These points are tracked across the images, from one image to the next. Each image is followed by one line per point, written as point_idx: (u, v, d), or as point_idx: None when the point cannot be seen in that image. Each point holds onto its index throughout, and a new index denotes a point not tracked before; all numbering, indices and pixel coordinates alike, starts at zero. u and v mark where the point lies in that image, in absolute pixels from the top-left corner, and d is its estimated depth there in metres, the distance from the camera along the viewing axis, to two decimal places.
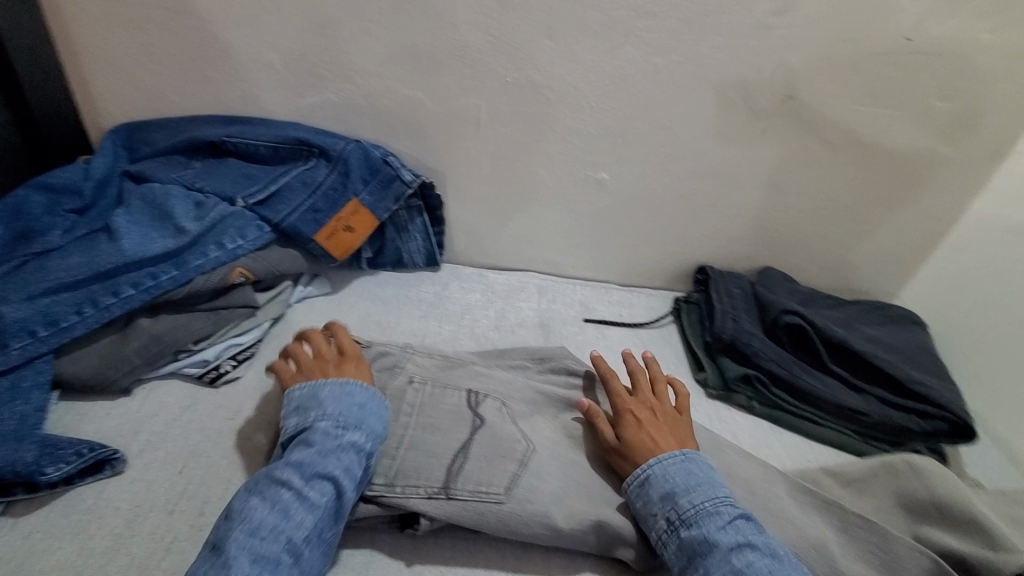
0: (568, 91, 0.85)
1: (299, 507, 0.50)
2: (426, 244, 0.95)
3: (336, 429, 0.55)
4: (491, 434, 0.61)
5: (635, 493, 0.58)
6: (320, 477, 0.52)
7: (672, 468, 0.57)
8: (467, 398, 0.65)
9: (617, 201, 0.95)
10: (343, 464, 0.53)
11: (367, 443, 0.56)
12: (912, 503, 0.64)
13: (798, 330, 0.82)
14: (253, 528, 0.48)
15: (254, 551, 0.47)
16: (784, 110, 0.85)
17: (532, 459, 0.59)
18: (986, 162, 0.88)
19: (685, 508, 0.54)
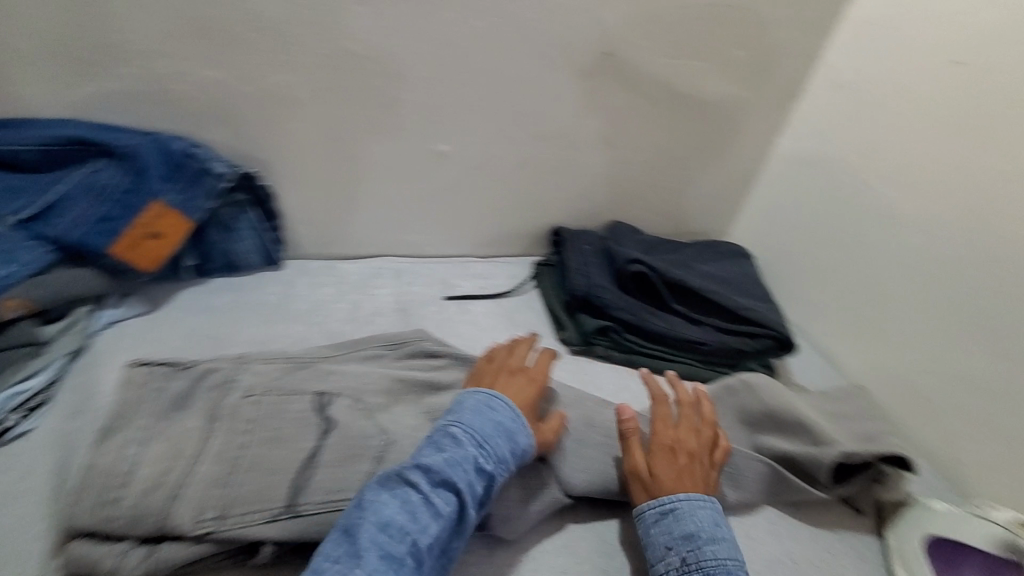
0: (391, 61, 0.80)
1: (425, 512, 0.48)
2: (259, 242, 0.86)
3: (478, 447, 0.53)
4: (342, 434, 0.56)
5: (654, 518, 0.56)
6: (450, 487, 0.49)
7: (699, 514, 0.56)
8: (315, 401, 0.60)
9: (462, 173, 0.92)
10: (467, 478, 0.50)
11: (503, 460, 0.54)
12: (748, 417, 0.71)
13: (642, 276, 0.86)
14: (383, 524, 0.46)
15: (383, 549, 0.45)
16: (606, 67, 0.88)
17: (388, 452, 0.56)
18: (783, 101, 0.99)
19: (706, 556, 0.53)
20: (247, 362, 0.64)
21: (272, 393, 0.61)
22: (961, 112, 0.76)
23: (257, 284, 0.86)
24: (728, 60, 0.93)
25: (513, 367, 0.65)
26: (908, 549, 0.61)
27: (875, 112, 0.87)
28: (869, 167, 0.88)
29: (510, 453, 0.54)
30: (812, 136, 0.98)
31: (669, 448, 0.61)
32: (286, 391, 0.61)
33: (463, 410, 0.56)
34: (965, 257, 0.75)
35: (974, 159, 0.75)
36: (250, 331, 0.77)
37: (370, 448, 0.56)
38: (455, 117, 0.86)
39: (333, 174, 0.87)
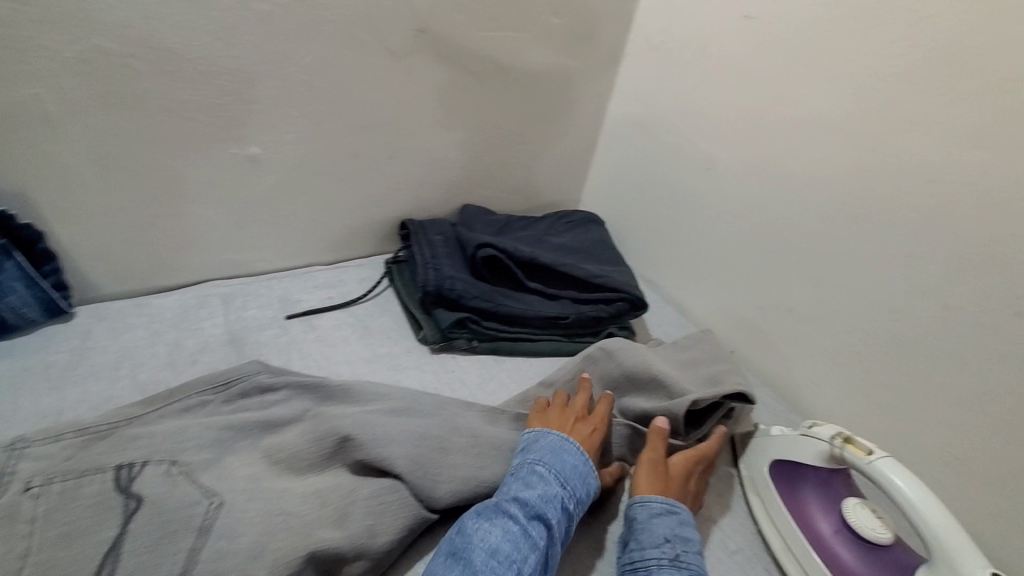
0: (162, 56, 0.66)
1: (525, 544, 0.48)
2: (34, 292, 0.70)
3: (559, 473, 0.55)
4: (155, 511, 0.47)
5: (658, 507, 0.58)
6: (547, 515, 0.51)
7: (693, 527, 0.57)
8: (115, 477, 0.49)
9: (283, 177, 0.82)
10: (563, 502, 0.53)
11: (584, 486, 0.56)
12: (610, 383, 0.72)
13: (493, 260, 0.85)
14: (490, 551, 0.47)
15: (494, 573, 0.45)
16: (420, 46, 0.82)
17: (217, 518, 0.48)
18: (605, 66, 1.01)
19: (688, 560, 0.53)
20: (22, 449, 0.51)
21: (55, 482, 0.48)
22: (753, 63, 0.81)
23: (42, 343, 0.70)
24: (545, 29, 0.91)
25: (578, 414, 0.65)
26: (758, 476, 0.66)
27: (686, 70, 0.91)
28: (688, 123, 0.92)
29: (588, 477, 0.57)
30: (636, 98, 1.00)
31: (655, 462, 0.62)
32: (74, 475, 0.49)
33: (540, 449, 0.58)
34: (774, 198, 0.81)
35: (769, 107, 0.80)
36: (35, 404, 0.63)
37: (191, 522, 0.47)
38: (258, 115, 0.75)
39: (119, 198, 0.72)
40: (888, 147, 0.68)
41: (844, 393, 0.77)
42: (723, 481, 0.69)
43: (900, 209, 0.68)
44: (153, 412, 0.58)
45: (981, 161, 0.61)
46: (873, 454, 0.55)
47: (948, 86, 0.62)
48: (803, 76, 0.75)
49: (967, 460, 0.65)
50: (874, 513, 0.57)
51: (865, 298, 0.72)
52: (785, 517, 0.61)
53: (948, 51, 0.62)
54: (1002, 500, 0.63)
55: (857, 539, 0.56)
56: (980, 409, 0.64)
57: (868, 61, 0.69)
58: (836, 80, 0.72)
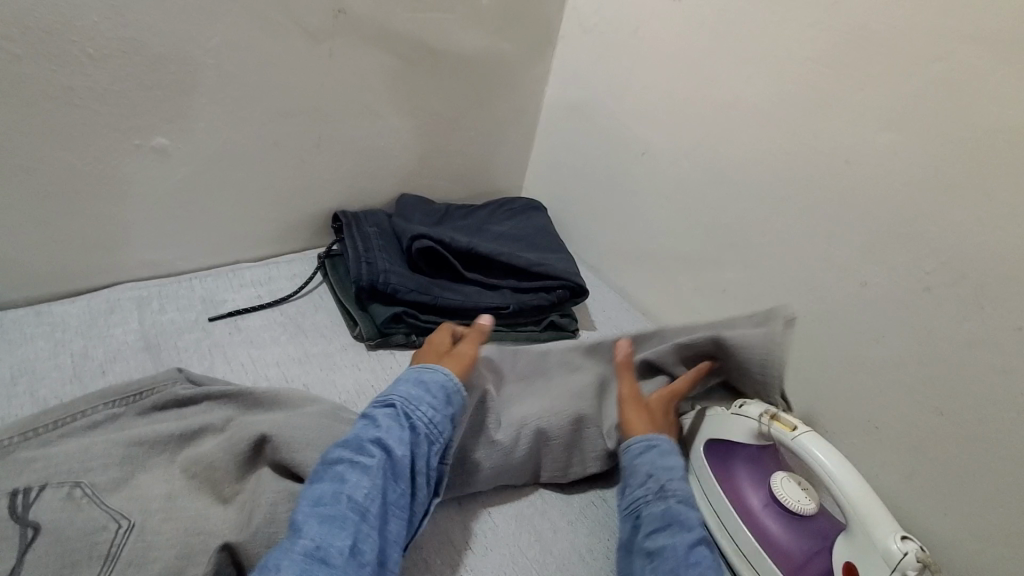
0: (40, 36, 0.60)
1: (352, 472, 0.49)
2: None
3: (384, 403, 0.56)
4: (57, 540, 0.43)
5: (637, 449, 0.61)
6: (369, 442, 0.51)
7: (677, 456, 0.61)
8: (9, 504, 0.44)
9: (197, 169, 0.76)
10: (393, 421, 0.54)
11: (417, 399, 0.56)
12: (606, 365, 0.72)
13: (430, 251, 0.83)
14: (315, 500, 0.47)
15: (320, 514, 0.46)
16: (341, 28, 0.77)
17: (125, 546, 0.45)
18: (539, 49, 0.99)
19: (670, 488, 0.57)
20: None
21: None
22: (681, 46, 0.81)
23: None
24: (475, 10, 0.88)
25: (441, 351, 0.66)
26: (695, 455, 0.67)
27: (619, 53, 0.90)
28: (622, 107, 0.92)
29: (423, 389, 0.57)
30: (572, 81, 0.99)
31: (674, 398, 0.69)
32: None
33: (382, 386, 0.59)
34: (705, 181, 0.82)
35: (698, 90, 0.81)
36: None
37: (96, 550, 0.44)
38: (164, 103, 0.70)
39: (6, 196, 0.65)
40: (807, 130, 0.70)
41: None
42: None
43: (821, 191, 0.70)
44: (52, 432, 0.52)
45: (891, 142, 0.63)
46: (798, 429, 0.58)
47: (862, 69, 0.64)
48: (729, 59, 0.76)
49: (882, 426, 0.70)
50: (799, 485, 0.60)
51: (790, 277, 0.75)
52: (718, 492, 0.63)
53: (860, 35, 0.64)
54: (913, 461, 0.67)
55: (782, 510, 0.59)
56: (894, 379, 0.67)
57: (788, 44, 0.70)
58: (759, 63, 0.73)
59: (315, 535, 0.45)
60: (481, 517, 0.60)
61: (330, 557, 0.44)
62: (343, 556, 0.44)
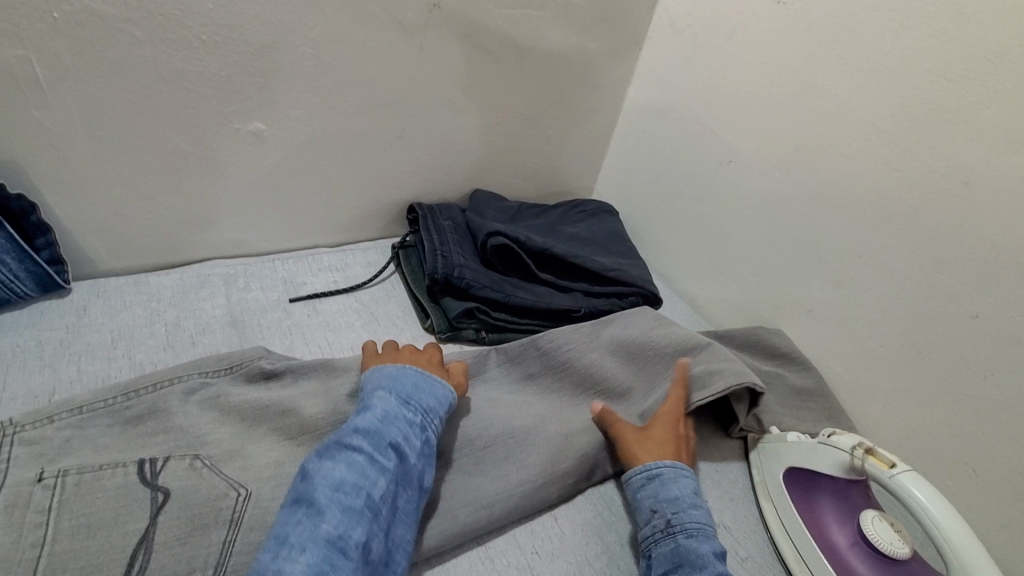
0: (160, 22, 0.63)
1: (373, 467, 0.47)
2: (26, 266, 0.66)
3: (402, 406, 0.54)
4: (185, 505, 0.45)
5: (641, 483, 0.58)
6: (390, 443, 0.50)
7: (682, 481, 0.57)
8: (138, 470, 0.47)
9: (288, 154, 0.79)
10: (411, 426, 0.52)
11: (434, 408, 0.56)
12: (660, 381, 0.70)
13: (505, 249, 0.82)
14: (335, 484, 0.45)
15: (342, 503, 0.44)
16: (434, 22, 0.78)
17: (246, 512, 0.47)
18: (625, 50, 0.97)
19: (675, 521, 0.54)
20: (13, 433, 0.47)
21: (81, 470, 0.45)
22: (783, 51, 0.77)
23: (32, 319, 0.67)
24: (565, 8, 0.87)
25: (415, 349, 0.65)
26: (771, 482, 0.64)
27: (712, 55, 0.87)
28: (710, 113, 0.88)
29: (436, 400, 0.57)
30: (656, 84, 0.97)
31: (678, 415, 0.64)
32: (97, 465, 0.46)
33: (381, 378, 0.57)
34: (798, 195, 0.78)
35: (797, 98, 0.77)
36: (23, 383, 0.60)
37: (221, 515, 0.46)
38: (263, 89, 0.72)
39: (116, 170, 0.69)
40: (921, 146, 0.65)
41: (861, 398, 0.75)
42: (731, 485, 0.67)
43: (932, 212, 0.65)
44: (150, 393, 0.54)
45: (1021, 163, 0.58)
46: (895, 467, 0.55)
47: (989, 83, 0.59)
48: (837, 66, 0.72)
49: (982, 471, 0.64)
50: (891, 526, 0.56)
51: (887, 302, 0.70)
52: (799, 526, 0.59)
53: (989, 49, 0.59)
54: (1016, 512, 0.62)
55: (873, 552, 0.55)
56: (1000, 421, 0.62)
57: (907, 54, 0.65)
58: (869, 73, 0.69)
59: (336, 522, 0.43)
60: (544, 521, 0.59)
61: (349, 548, 0.42)
62: (359, 551, 0.42)
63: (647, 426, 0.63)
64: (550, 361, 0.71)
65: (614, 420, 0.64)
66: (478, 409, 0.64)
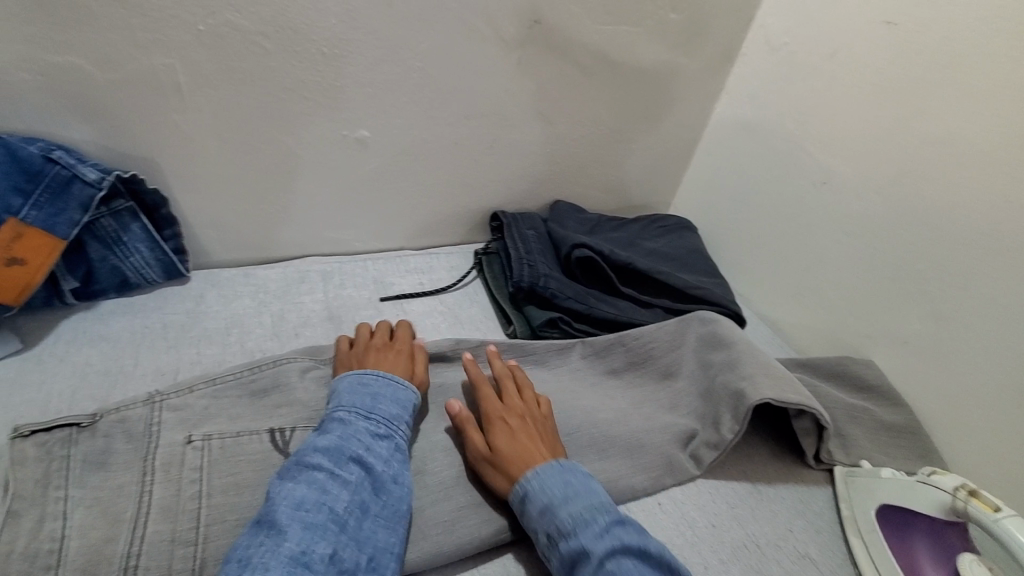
0: (289, 35, 0.68)
1: (335, 482, 0.49)
2: (155, 254, 0.73)
3: (364, 417, 0.55)
4: None
5: (519, 507, 0.54)
6: (351, 456, 0.51)
7: (548, 480, 0.54)
8: (271, 440, 0.56)
9: (387, 160, 0.83)
10: (373, 438, 0.54)
11: (397, 415, 0.57)
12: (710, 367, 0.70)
13: (588, 261, 0.83)
14: (296, 503, 0.46)
15: (304, 520, 0.45)
16: (533, 37, 0.80)
17: None
18: (716, 66, 0.96)
19: (560, 523, 0.51)
20: (162, 400, 0.56)
21: (219, 436, 0.55)
22: (891, 74, 0.75)
23: (158, 303, 0.74)
24: (660, 24, 0.87)
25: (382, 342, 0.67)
26: (861, 516, 0.63)
27: (811, 75, 0.85)
28: (804, 134, 0.87)
29: (398, 405, 0.58)
30: (747, 101, 0.95)
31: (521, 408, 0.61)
32: (234, 433, 0.56)
33: (341, 393, 0.58)
34: (899, 222, 0.75)
35: (905, 122, 0.74)
36: (153, 360, 0.66)
37: None
38: (372, 98, 0.76)
39: (236, 171, 0.75)
40: None
41: (958, 438, 0.71)
42: (817, 516, 0.65)
43: None
44: (272, 368, 0.63)
45: None
46: (1001, 511, 0.53)
47: None
48: (953, 91, 0.69)
49: None
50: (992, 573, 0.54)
51: (995, 341, 0.67)
52: (891, 565, 0.58)
53: None
54: None
55: None
56: None
57: None
58: (990, 100, 0.66)
59: (299, 539, 0.44)
60: None
61: (313, 562, 0.43)
62: (324, 563, 0.44)
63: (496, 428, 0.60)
64: (635, 354, 0.74)
65: (469, 427, 0.60)
66: (564, 418, 0.66)
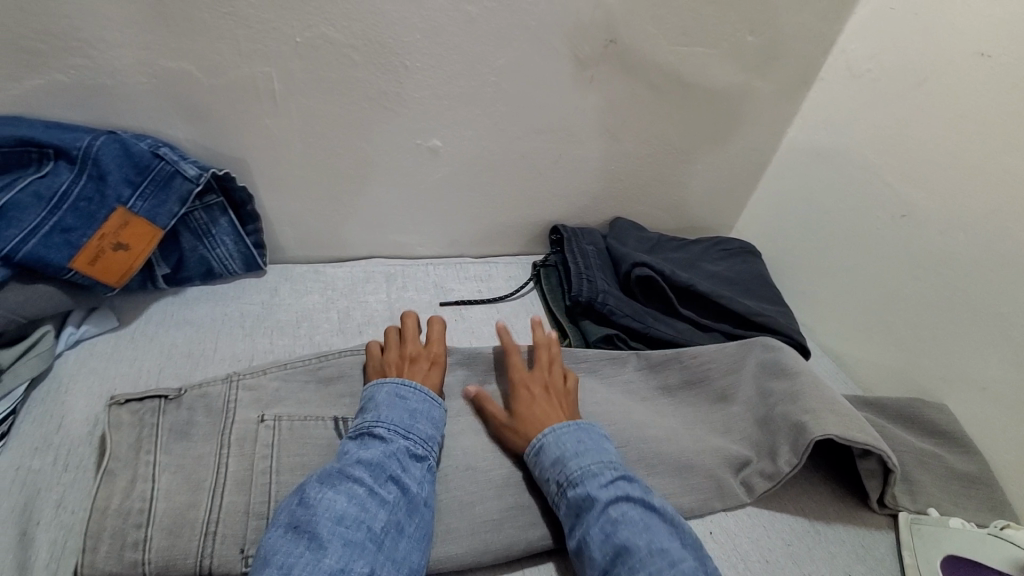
0: (375, 49, 0.72)
1: (375, 498, 0.50)
2: (239, 247, 0.78)
3: (404, 435, 0.56)
4: None
5: (532, 461, 0.59)
6: (390, 474, 0.52)
7: (562, 437, 0.59)
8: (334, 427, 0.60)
9: (456, 170, 0.85)
10: (409, 458, 0.55)
11: (432, 436, 0.58)
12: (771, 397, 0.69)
13: (648, 280, 0.83)
14: (337, 517, 0.47)
15: (344, 537, 0.46)
16: (607, 56, 0.81)
17: None
18: (791, 89, 0.94)
19: (571, 472, 0.56)
20: (240, 379, 0.60)
21: (288, 418, 0.58)
22: (985, 105, 0.71)
23: (237, 293, 0.79)
24: (736, 46, 0.86)
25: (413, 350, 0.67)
26: (926, 567, 0.60)
27: (895, 103, 0.82)
28: (883, 163, 0.83)
29: (431, 424, 0.59)
30: (823, 127, 0.93)
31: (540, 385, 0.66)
32: (301, 417, 0.59)
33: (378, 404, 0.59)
34: (985, 261, 0.71)
35: (997, 157, 0.70)
36: (231, 345, 0.71)
37: None
38: (447, 110, 0.79)
39: (316, 174, 0.80)
40: None
41: None
42: (878, 563, 0.62)
43: None
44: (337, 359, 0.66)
45: None
46: None
47: None
48: None
49: None
50: None
51: None
52: None
53: None
54: None
55: None
56: None
57: None
58: None
59: (339, 557, 0.45)
60: None
61: None
62: None
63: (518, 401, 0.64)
64: (691, 373, 0.74)
65: (489, 403, 0.65)
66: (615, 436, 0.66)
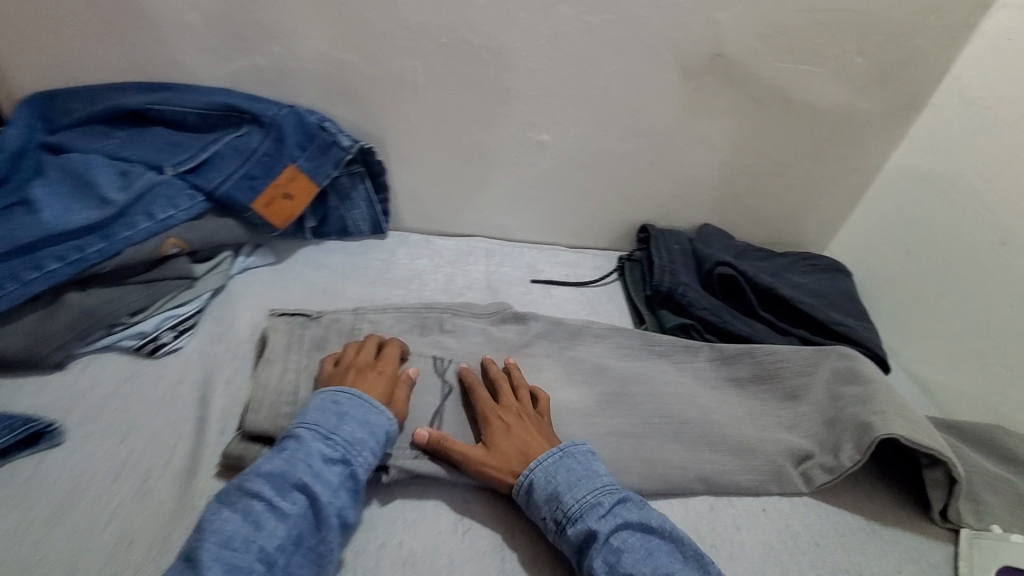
0: (505, 51, 0.83)
1: (271, 516, 0.49)
2: (370, 211, 0.92)
3: (319, 442, 0.54)
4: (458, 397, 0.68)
5: (524, 500, 0.58)
6: (293, 485, 0.51)
7: (552, 470, 0.58)
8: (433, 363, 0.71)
9: (559, 163, 0.95)
10: (319, 468, 0.53)
11: (359, 442, 0.56)
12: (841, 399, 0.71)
13: (729, 280, 0.88)
14: (225, 539, 0.47)
15: (228, 560, 0.46)
16: (713, 69, 0.87)
17: None
18: (900, 113, 0.95)
19: (568, 507, 0.55)
20: (365, 314, 0.73)
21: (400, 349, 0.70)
22: None
23: (363, 249, 0.93)
24: (844, 67, 0.89)
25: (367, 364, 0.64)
26: None
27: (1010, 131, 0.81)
28: (991, 189, 0.82)
29: (354, 426, 0.57)
30: (931, 151, 0.93)
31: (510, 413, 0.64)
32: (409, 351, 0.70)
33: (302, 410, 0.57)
34: None
35: None
36: (356, 289, 0.85)
37: None
38: (559, 109, 0.89)
39: (440, 156, 0.92)
40: None
41: None
42: (932, 569, 0.62)
43: None
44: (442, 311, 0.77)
45: None
46: None
47: None
48: None
49: None
50: None
51: None
52: None
53: None
54: None
55: None
56: None
57: None
58: None
59: None
60: (725, 523, 0.64)
61: None
62: None
63: (491, 434, 0.62)
64: (761, 367, 0.76)
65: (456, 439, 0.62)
66: (680, 410, 0.71)
